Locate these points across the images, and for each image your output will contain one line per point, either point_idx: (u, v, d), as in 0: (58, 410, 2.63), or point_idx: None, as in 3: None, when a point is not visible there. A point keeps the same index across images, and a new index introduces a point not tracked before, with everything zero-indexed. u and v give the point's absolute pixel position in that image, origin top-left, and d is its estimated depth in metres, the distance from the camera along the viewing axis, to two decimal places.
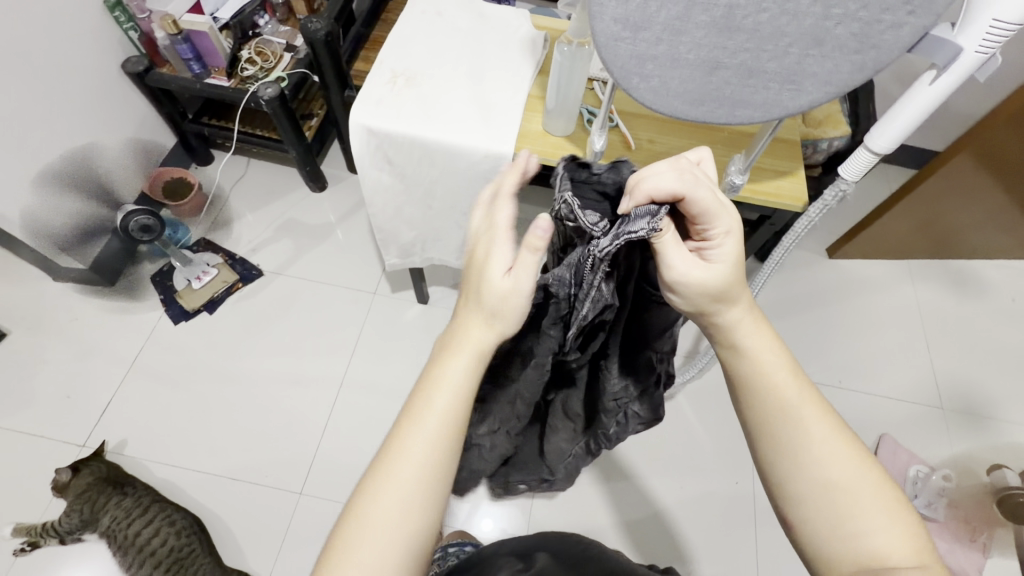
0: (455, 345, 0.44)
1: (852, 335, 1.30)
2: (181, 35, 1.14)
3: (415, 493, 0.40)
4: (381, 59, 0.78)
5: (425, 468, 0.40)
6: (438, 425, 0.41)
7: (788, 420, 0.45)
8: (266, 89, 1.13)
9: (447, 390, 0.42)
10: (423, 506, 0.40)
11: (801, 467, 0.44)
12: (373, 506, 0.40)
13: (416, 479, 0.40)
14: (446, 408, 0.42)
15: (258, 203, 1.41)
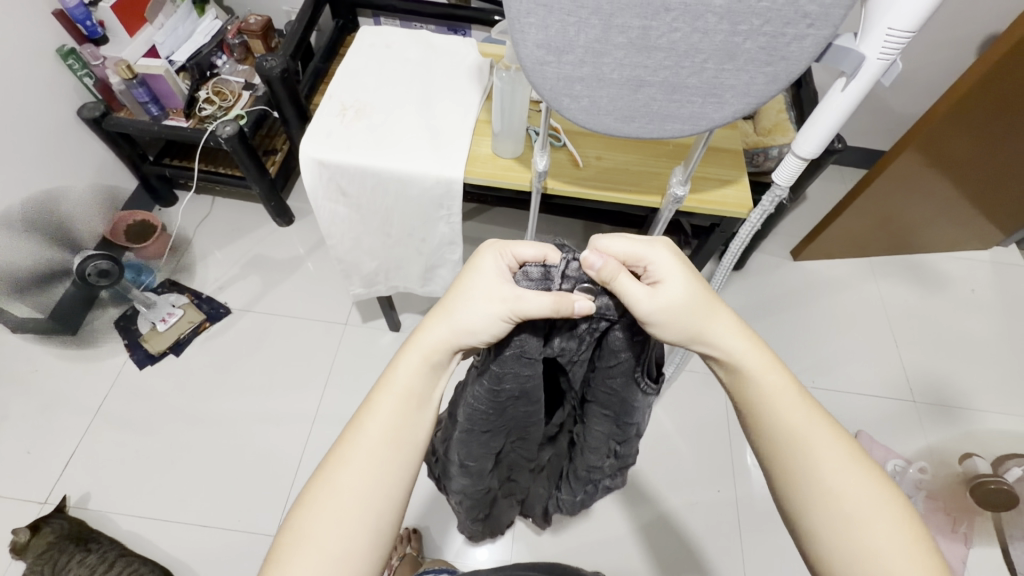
0: (412, 345, 0.48)
1: (823, 335, 1.33)
2: (136, 79, 1.15)
3: (372, 474, 0.44)
4: (330, 92, 0.79)
5: (381, 447, 0.44)
6: (391, 415, 0.46)
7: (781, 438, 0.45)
8: (224, 127, 1.14)
9: (398, 381, 0.47)
10: (380, 487, 0.44)
11: (801, 484, 0.43)
12: (332, 491, 0.43)
13: (370, 463, 0.44)
14: (399, 399, 0.46)
15: (225, 240, 1.40)
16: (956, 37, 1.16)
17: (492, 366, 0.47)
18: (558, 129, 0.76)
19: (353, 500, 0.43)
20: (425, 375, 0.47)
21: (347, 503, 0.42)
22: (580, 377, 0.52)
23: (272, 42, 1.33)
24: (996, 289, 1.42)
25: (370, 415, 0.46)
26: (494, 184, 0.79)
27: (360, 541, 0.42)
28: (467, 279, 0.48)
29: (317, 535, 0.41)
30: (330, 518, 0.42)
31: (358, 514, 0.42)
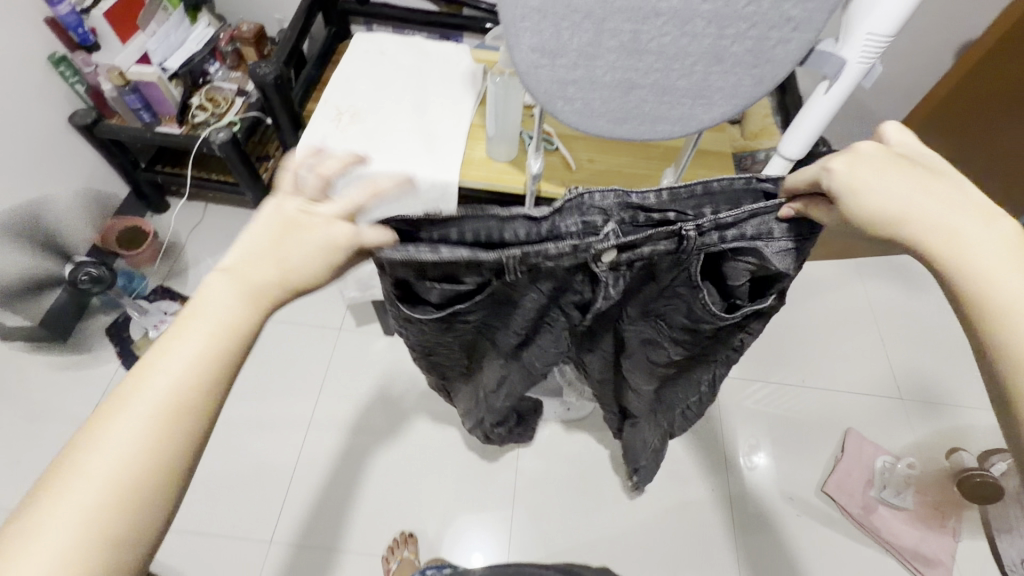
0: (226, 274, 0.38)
1: (812, 335, 1.35)
2: (129, 86, 1.16)
3: (152, 435, 0.33)
4: (326, 97, 0.80)
5: (176, 390, 0.34)
6: (195, 358, 0.35)
7: (1017, 335, 0.35)
8: (218, 134, 1.14)
9: (208, 326, 0.36)
10: (158, 451, 0.33)
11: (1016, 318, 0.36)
12: (99, 441, 0.32)
13: (149, 421, 0.33)
14: (206, 349, 0.35)
15: (218, 246, 1.39)
16: (935, 43, 1.19)
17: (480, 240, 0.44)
18: (551, 132, 0.78)
19: (122, 467, 0.32)
20: (242, 329, 0.37)
21: (112, 471, 0.32)
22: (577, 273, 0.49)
23: (266, 49, 1.33)
24: None
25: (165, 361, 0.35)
26: (488, 188, 0.80)
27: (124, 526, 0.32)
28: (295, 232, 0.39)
29: (54, 515, 0.31)
30: (88, 487, 0.32)
31: (128, 488, 0.32)
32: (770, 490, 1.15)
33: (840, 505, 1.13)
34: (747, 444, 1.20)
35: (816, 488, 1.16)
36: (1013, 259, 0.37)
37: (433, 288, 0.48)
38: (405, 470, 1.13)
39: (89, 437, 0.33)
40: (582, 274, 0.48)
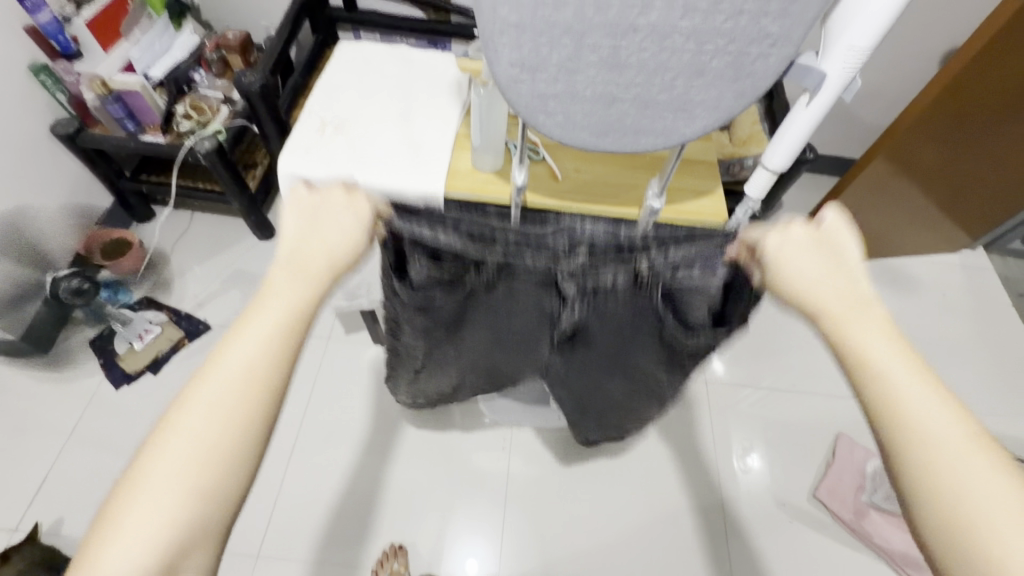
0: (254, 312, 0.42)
1: (803, 339, 1.35)
2: (111, 95, 1.15)
3: (209, 438, 0.38)
4: (310, 107, 0.79)
5: (224, 407, 0.39)
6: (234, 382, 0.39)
7: (897, 434, 0.37)
8: (203, 142, 1.14)
9: (277, 305, 0.43)
10: (242, 418, 0.39)
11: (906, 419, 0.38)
12: (159, 460, 0.37)
13: (236, 391, 0.39)
14: (272, 327, 0.41)
15: (204, 255, 1.38)
16: (920, 50, 1.20)
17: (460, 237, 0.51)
18: (536, 142, 0.77)
19: (208, 438, 0.38)
20: (306, 309, 0.43)
21: (199, 445, 0.38)
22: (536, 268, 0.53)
23: (251, 56, 1.32)
24: (967, 291, 1.47)
25: (239, 340, 0.41)
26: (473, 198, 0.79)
27: (213, 486, 0.37)
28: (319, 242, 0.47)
29: (130, 520, 0.36)
30: (181, 452, 0.37)
31: (214, 455, 0.38)
32: (762, 495, 1.15)
33: (831, 510, 1.13)
34: (740, 448, 1.20)
35: (808, 494, 1.16)
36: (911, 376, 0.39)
37: (421, 265, 0.53)
38: (396, 481, 1.12)
39: (175, 417, 0.38)
40: (552, 291, 0.55)
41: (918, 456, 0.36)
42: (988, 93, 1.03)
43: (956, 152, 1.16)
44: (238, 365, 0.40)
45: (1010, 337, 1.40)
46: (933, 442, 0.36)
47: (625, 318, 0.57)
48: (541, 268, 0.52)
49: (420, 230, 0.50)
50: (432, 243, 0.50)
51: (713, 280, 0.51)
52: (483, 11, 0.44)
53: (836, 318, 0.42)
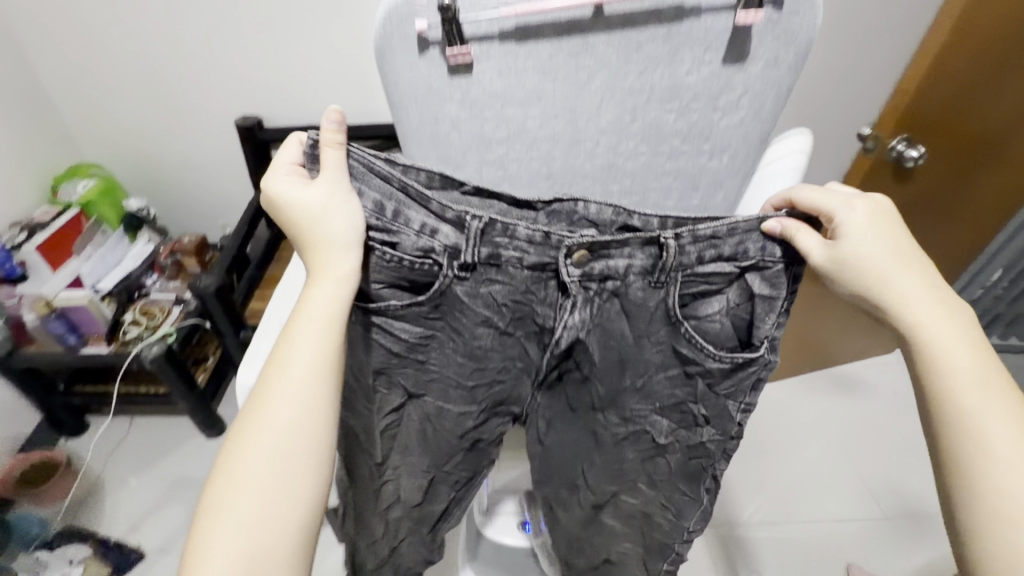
0: (319, 277, 0.50)
1: (786, 465, 1.35)
2: (55, 313, 1.14)
3: (300, 398, 0.47)
4: (270, 313, 0.80)
5: (308, 375, 0.48)
6: (313, 348, 0.48)
7: (978, 466, 0.45)
8: (151, 347, 1.11)
9: (337, 260, 0.50)
10: (311, 408, 0.48)
11: (979, 433, 0.46)
12: (260, 421, 0.47)
13: (301, 396, 0.48)
14: (311, 336, 0.48)
15: (144, 464, 1.27)
16: None
17: (398, 233, 0.52)
18: None
19: (276, 451, 0.46)
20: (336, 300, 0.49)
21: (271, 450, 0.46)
22: (502, 278, 0.55)
23: (207, 256, 1.36)
24: None
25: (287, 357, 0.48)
26: None
27: (292, 477, 0.46)
28: (294, 212, 0.50)
29: (248, 464, 0.46)
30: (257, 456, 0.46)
31: (289, 447, 0.47)
32: None
33: None
34: None
35: None
36: (991, 403, 0.46)
37: (377, 258, 0.53)
38: None
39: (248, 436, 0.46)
40: (549, 281, 0.56)
41: (954, 427, 0.47)
42: None
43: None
44: (293, 375, 0.48)
45: None
46: (973, 423, 0.46)
47: (635, 328, 0.57)
48: (528, 257, 0.54)
49: (380, 212, 0.52)
50: (391, 233, 0.52)
51: (728, 273, 0.55)
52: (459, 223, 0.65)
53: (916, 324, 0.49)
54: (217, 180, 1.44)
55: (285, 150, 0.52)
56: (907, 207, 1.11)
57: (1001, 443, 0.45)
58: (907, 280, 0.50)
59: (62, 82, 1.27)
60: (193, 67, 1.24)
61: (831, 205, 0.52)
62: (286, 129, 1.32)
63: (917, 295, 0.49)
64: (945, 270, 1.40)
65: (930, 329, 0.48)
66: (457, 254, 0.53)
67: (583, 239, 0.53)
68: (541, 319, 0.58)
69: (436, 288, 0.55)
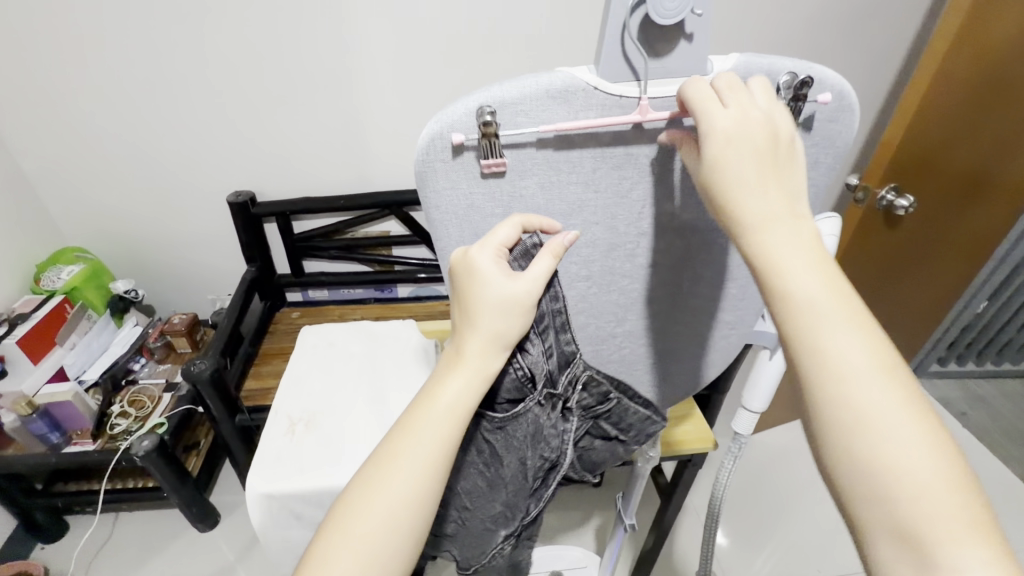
0: (461, 365, 0.42)
1: (805, 512, 1.33)
2: (37, 411, 1.06)
3: (415, 478, 0.39)
4: (277, 406, 0.77)
5: (428, 462, 0.39)
6: (441, 435, 0.40)
7: (871, 488, 0.33)
8: (141, 442, 1.05)
9: (481, 361, 0.42)
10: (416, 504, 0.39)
11: (869, 452, 0.33)
12: (366, 499, 0.39)
13: (413, 479, 0.39)
14: (440, 417, 0.40)
15: (130, 567, 1.17)
16: None
17: (528, 356, 0.46)
18: None
19: (370, 547, 0.38)
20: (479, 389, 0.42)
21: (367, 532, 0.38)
22: (535, 423, 0.49)
23: (198, 334, 1.31)
24: None
25: (413, 428, 0.40)
26: None
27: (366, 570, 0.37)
28: (473, 288, 0.41)
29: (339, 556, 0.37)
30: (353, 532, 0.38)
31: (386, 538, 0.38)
32: None
33: None
34: None
35: None
36: (894, 408, 0.34)
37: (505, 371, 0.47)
38: None
39: (347, 513, 0.39)
40: (555, 426, 0.51)
41: (838, 438, 0.34)
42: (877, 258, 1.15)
43: (868, 302, 1.28)
44: (415, 454, 0.39)
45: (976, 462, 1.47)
46: (872, 431, 0.33)
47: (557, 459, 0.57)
48: (568, 406, 0.51)
49: (535, 335, 0.46)
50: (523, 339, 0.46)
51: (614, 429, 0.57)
52: None
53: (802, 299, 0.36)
54: (207, 256, 1.41)
55: (499, 228, 0.41)
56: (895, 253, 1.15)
57: (894, 456, 0.33)
58: (796, 251, 0.37)
59: (47, 169, 1.25)
60: (184, 148, 1.24)
61: (711, 98, 0.37)
62: (278, 202, 1.31)
63: (814, 291, 0.36)
64: (937, 305, 1.44)
65: (804, 299, 0.36)
66: (549, 383, 0.49)
67: (585, 391, 0.52)
68: (535, 461, 0.52)
69: (514, 410, 0.49)
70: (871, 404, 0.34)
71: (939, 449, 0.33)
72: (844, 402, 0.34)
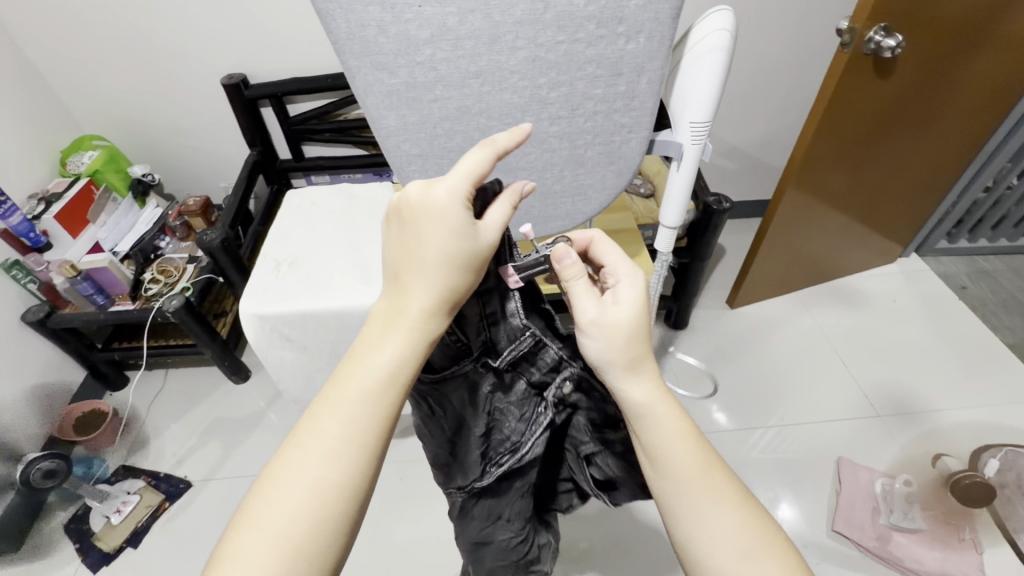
0: (391, 319, 0.41)
1: (783, 368, 1.39)
2: (80, 275, 1.22)
3: (342, 441, 0.39)
4: (264, 251, 0.87)
5: (350, 436, 0.39)
6: (369, 403, 0.40)
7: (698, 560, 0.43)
8: (171, 301, 1.19)
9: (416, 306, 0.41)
10: (349, 488, 0.38)
11: (695, 538, 0.43)
12: (285, 471, 0.38)
13: (338, 465, 0.38)
14: (374, 381, 0.40)
15: (181, 409, 1.39)
16: (796, 102, 1.42)
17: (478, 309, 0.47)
18: None
19: (298, 518, 0.37)
20: (414, 351, 0.41)
21: (291, 521, 0.37)
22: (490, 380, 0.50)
23: (212, 216, 1.44)
24: (914, 296, 1.57)
25: (337, 395, 0.40)
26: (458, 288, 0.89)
27: (303, 558, 0.37)
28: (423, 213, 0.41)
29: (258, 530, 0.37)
30: (276, 522, 0.37)
31: (315, 530, 0.37)
32: None
33: (854, 541, 1.10)
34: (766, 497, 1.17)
35: (828, 529, 1.13)
36: (723, 514, 0.43)
37: None
38: None
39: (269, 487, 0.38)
40: (534, 401, 0.50)
41: (681, 521, 0.44)
42: (863, 117, 1.11)
43: (865, 164, 1.24)
44: (336, 427, 0.39)
45: (968, 330, 1.48)
46: (704, 530, 0.43)
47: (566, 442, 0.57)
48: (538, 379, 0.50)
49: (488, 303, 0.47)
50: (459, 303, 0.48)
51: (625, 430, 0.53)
52: (390, 149, 0.59)
53: (658, 438, 0.45)
54: (212, 142, 1.49)
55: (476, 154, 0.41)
56: (882, 111, 1.11)
57: (707, 539, 0.43)
58: (663, 419, 0.45)
59: (51, 55, 1.29)
60: (174, 28, 1.26)
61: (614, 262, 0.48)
62: (270, 83, 1.34)
63: (664, 429, 0.45)
64: (941, 173, 1.39)
65: (655, 430, 0.45)
66: (491, 351, 0.49)
67: (563, 377, 0.49)
68: (506, 444, 0.51)
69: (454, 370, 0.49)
70: (705, 504, 0.44)
71: (758, 531, 0.43)
72: (672, 498, 0.44)
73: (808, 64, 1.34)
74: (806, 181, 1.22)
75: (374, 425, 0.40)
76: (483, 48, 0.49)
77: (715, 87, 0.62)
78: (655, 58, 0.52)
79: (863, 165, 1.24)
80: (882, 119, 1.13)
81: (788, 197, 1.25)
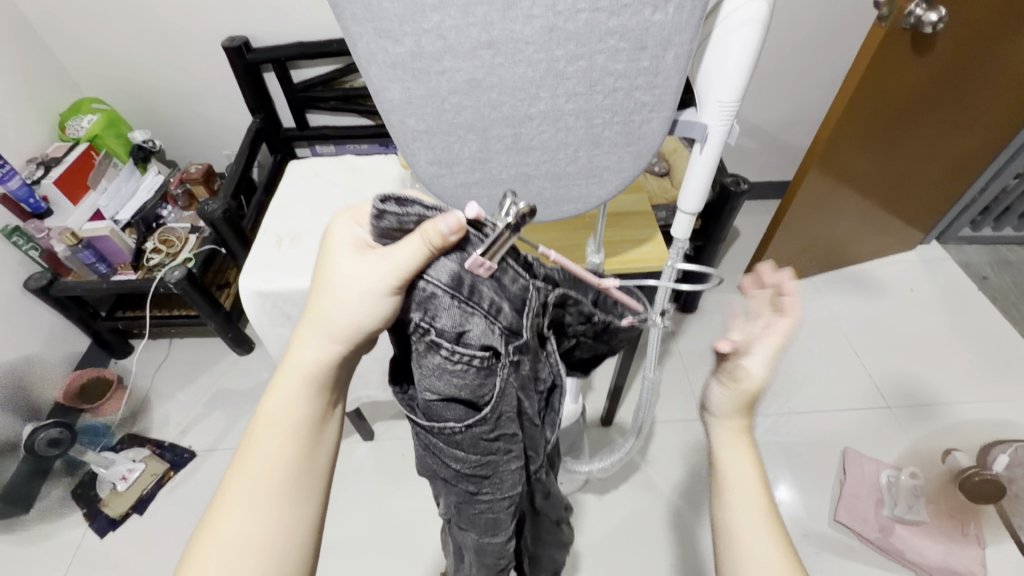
0: (287, 367, 0.45)
1: (793, 356, 1.37)
2: (82, 243, 1.21)
3: (257, 489, 0.41)
4: (265, 225, 0.84)
5: (263, 483, 0.41)
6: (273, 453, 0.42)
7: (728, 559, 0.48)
8: (172, 272, 1.17)
9: (307, 355, 0.44)
10: (277, 546, 0.41)
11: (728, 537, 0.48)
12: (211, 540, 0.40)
13: (251, 515, 0.41)
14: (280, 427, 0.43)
15: (185, 380, 1.39)
16: (824, 78, 1.35)
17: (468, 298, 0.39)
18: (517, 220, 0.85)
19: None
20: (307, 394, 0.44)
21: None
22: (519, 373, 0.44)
23: (214, 185, 1.41)
24: (933, 286, 1.52)
25: (248, 461, 0.42)
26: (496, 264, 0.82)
27: None
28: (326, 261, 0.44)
29: None
30: None
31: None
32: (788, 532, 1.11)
33: (855, 532, 1.10)
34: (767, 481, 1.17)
35: (829, 519, 1.12)
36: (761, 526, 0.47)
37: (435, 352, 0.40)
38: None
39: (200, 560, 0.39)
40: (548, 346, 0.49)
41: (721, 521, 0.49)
42: (895, 97, 1.05)
43: (893, 146, 1.18)
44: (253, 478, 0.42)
45: (987, 323, 1.44)
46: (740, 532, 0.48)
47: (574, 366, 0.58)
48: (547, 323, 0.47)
49: (455, 308, 0.39)
50: (459, 321, 0.39)
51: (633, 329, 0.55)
52: (394, 124, 0.55)
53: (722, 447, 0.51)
54: (215, 108, 1.44)
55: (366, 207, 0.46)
56: (915, 92, 1.05)
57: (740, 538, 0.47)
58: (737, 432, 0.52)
59: (47, 12, 1.23)
60: None
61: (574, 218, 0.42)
62: (273, 47, 1.28)
63: (731, 441, 0.51)
64: (971, 159, 1.33)
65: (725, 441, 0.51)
66: (513, 335, 0.42)
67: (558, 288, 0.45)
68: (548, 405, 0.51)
69: (489, 400, 0.42)
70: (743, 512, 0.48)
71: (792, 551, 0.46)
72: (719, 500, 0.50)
73: (840, 37, 1.26)
74: (829, 163, 1.17)
75: (287, 470, 0.43)
76: (496, 15, 0.45)
77: (747, 63, 0.57)
78: (683, 29, 0.47)
79: (890, 149, 1.19)
80: (912, 101, 1.07)
81: (809, 179, 1.20)
